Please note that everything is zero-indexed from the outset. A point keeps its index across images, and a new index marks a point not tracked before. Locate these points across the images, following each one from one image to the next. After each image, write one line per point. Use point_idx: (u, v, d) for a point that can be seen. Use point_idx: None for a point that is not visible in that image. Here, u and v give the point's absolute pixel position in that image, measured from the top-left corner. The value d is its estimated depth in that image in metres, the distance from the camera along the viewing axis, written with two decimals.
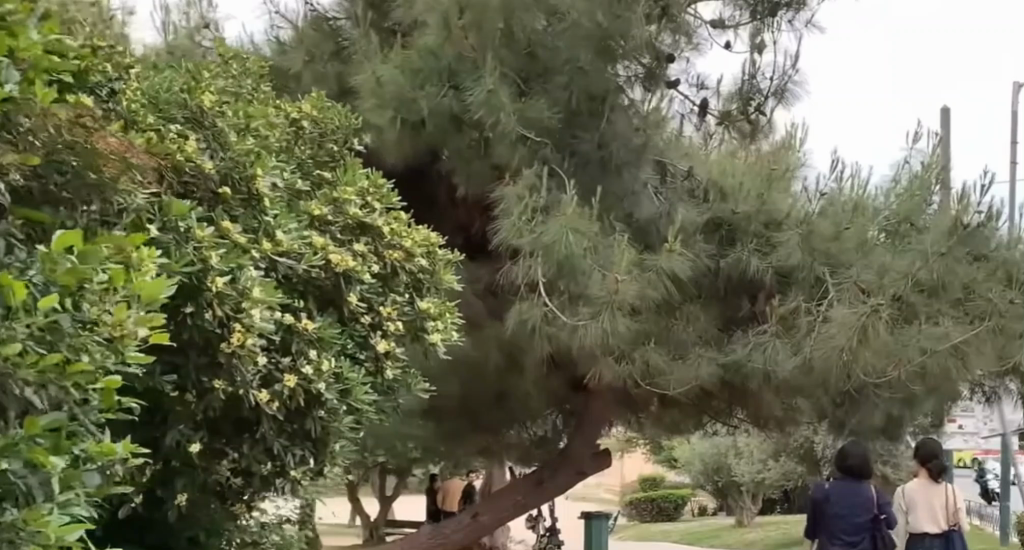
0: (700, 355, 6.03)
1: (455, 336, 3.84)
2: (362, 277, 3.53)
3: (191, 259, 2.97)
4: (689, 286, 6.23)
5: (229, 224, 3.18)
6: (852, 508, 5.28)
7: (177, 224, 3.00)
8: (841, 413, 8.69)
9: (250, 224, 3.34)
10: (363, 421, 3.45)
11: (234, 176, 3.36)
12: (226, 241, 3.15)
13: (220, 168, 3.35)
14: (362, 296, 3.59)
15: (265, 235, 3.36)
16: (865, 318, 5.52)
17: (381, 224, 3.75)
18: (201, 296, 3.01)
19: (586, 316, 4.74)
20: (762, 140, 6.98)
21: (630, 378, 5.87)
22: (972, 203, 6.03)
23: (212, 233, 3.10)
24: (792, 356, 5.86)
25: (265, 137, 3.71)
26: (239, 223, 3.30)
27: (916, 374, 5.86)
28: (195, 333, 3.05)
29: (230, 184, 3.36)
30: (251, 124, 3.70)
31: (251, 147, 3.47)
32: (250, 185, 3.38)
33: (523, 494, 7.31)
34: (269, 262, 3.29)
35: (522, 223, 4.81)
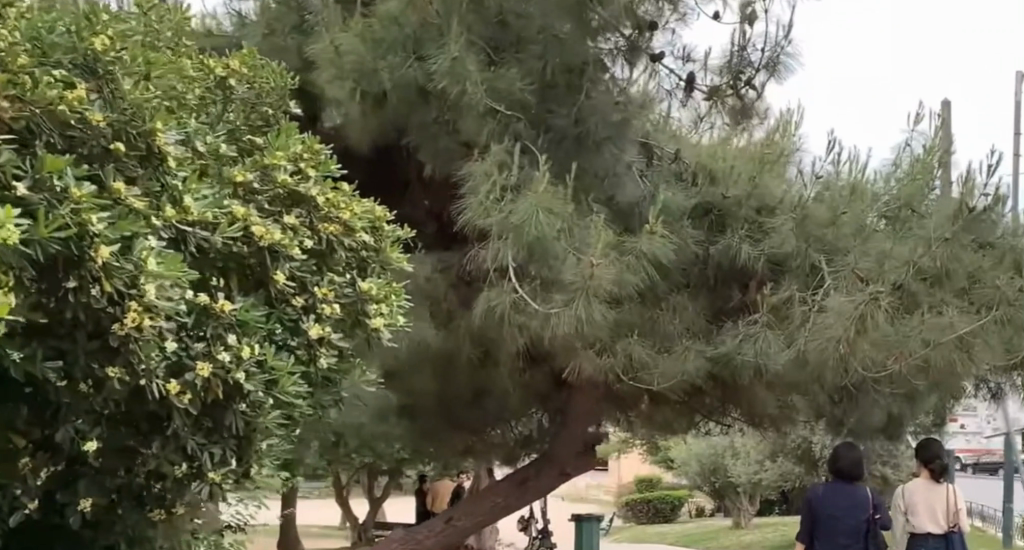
0: (688, 349, 5.61)
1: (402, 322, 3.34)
2: (292, 251, 3.06)
3: (66, 223, 2.47)
4: (673, 274, 5.86)
5: (121, 184, 2.68)
6: (846, 508, 5.04)
7: (51, 183, 2.49)
8: (839, 411, 8.29)
9: (152, 186, 2.84)
10: (293, 417, 3.08)
11: (130, 131, 2.83)
12: (117, 205, 2.66)
13: (113, 121, 2.81)
14: (293, 275, 3.10)
15: (170, 201, 2.86)
16: (864, 307, 5.14)
17: (318, 193, 3.24)
18: (85, 269, 2.53)
19: (557, 304, 4.32)
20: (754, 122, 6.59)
21: (611, 372, 5.48)
22: (978, 188, 5.65)
23: (94, 193, 2.59)
24: (785, 348, 5.45)
25: (178, 88, 3.25)
26: (134, 184, 2.79)
27: (919, 368, 5.42)
28: (80, 311, 2.59)
29: (125, 140, 2.83)
30: (159, 73, 3.18)
31: (155, 98, 2.96)
32: (149, 140, 2.86)
33: (503, 495, 6.92)
34: (174, 231, 2.79)
35: (489, 202, 4.43)
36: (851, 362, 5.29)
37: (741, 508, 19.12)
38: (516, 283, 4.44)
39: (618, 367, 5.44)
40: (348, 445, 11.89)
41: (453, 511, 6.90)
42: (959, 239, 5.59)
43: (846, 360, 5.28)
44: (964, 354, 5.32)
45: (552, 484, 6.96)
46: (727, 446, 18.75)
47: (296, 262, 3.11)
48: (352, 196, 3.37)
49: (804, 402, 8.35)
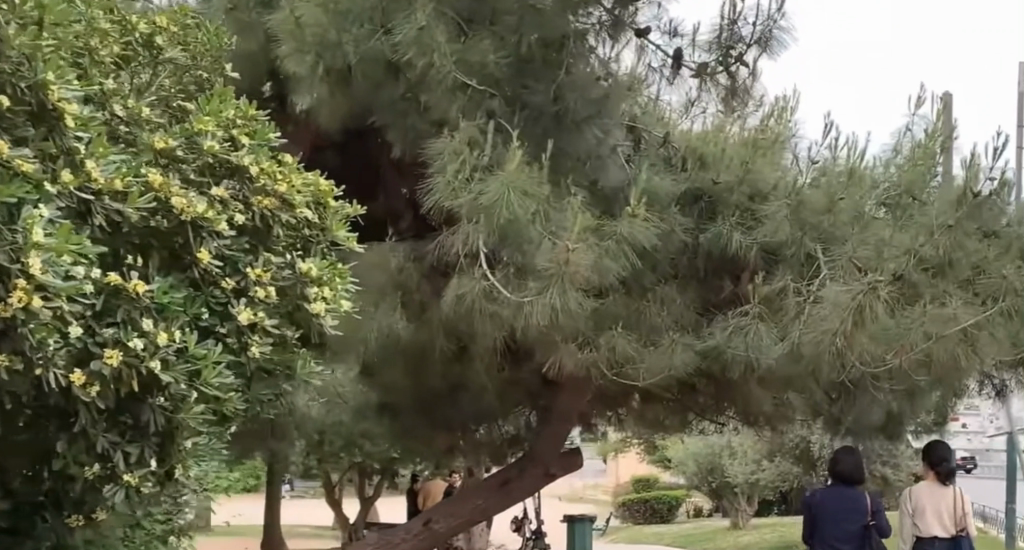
0: (676, 342, 5.26)
1: (344, 306, 3.35)
2: (218, 228, 3.04)
3: None
4: (658, 262, 5.53)
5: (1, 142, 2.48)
6: (843, 509, 5.14)
7: None
8: (837, 407, 7.97)
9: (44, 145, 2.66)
10: (227, 415, 2.94)
11: (17, 84, 2.64)
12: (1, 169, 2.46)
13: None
14: (222, 252, 3.10)
15: (71, 165, 2.77)
16: (862, 299, 4.81)
17: (252, 163, 3.22)
18: None
19: (531, 293, 4.01)
20: (745, 103, 6.30)
21: (594, 367, 5.16)
22: (982, 173, 5.21)
23: None
24: (778, 341, 5.13)
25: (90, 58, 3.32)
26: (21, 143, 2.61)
27: (920, 362, 5.09)
28: None
29: (11, 95, 2.65)
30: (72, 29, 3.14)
31: (55, 55, 2.82)
32: (41, 95, 2.67)
33: (485, 497, 6.60)
34: (69, 200, 2.67)
35: (458, 182, 4.09)
36: (848, 356, 4.96)
37: (739, 509, 18.80)
38: (488, 269, 4.13)
39: (601, 362, 5.12)
40: (334, 445, 11.58)
41: (434, 512, 6.59)
42: (963, 227, 5.21)
43: (842, 356, 4.98)
44: (970, 347, 4.98)
45: (535, 485, 6.65)
46: (725, 444, 18.43)
47: (224, 238, 3.12)
48: (287, 168, 3.40)
49: (801, 399, 8.03)
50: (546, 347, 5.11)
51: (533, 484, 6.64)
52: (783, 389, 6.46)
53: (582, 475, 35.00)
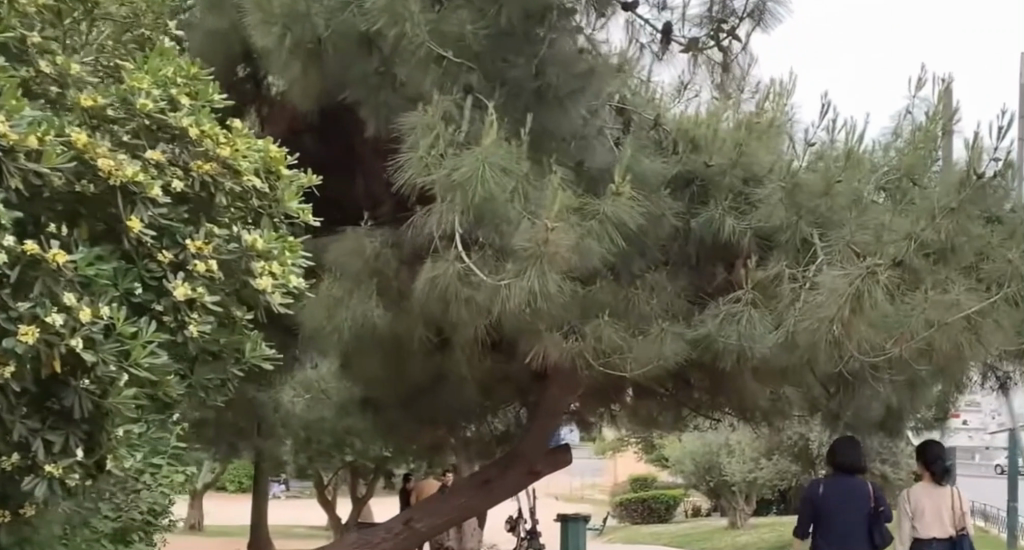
0: (666, 332, 5.00)
1: (287, 280, 3.50)
2: (152, 195, 3.14)
3: None
4: (644, 246, 5.30)
5: None
6: (850, 501, 5.13)
7: None
8: (835, 402, 7.73)
9: None
10: (157, 397, 3.11)
11: None
12: None
13: None
14: (155, 222, 3.19)
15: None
16: (861, 285, 4.51)
17: (187, 123, 3.36)
18: None
19: (509, 276, 3.78)
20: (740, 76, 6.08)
21: (579, 357, 4.92)
22: (987, 154, 4.96)
23: None
24: (772, 330, 4.89)
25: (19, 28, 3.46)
26: None
27: (921, 352, 4.84)
28: None
29: None
30: None
31: None
32: None
33: (470, 495, 6.36)
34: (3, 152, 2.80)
35: (431, 157, 3.85)
36: (845, 346, 4.70)
37: (737, 508, 18.56)
38: (463, 251, 3.89)
39: (587, 351, 4.87)
40: (322, 443, 11.35)
41: (419, 510, 6.34)
42: (969, 210, 4.97)
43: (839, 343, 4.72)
44: (973, 335, 4.76)
45: (522, 482, 6.41)
46: (723, 442, 18.19)
47: (159, 207, 3.21)
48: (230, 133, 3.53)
49: (798, 393, 7.80)
50: (529, 337, 4.87)
51: (520, 483, 6.40)
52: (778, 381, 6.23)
53: (580, 475, 34.75)
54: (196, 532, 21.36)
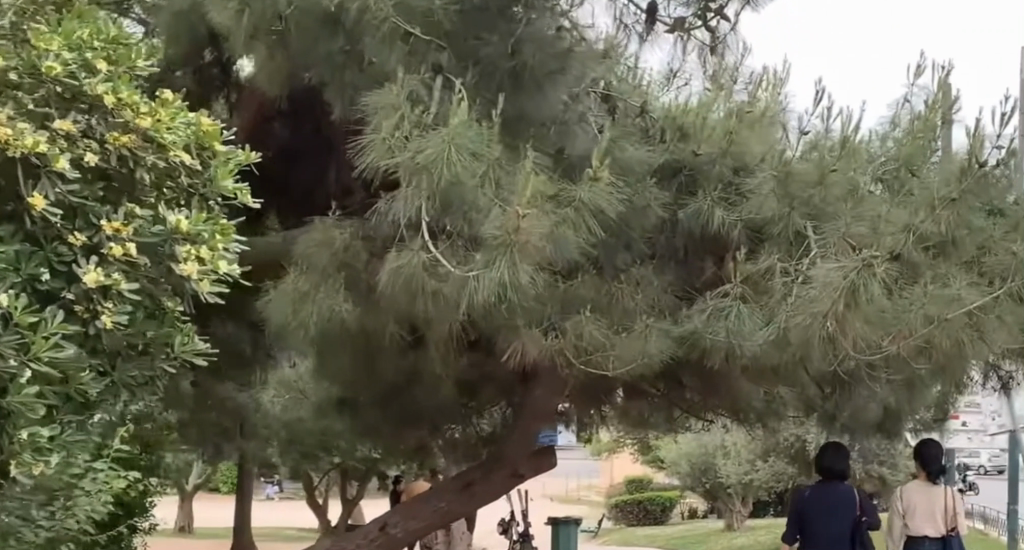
0: (651, 329, 4.74)
1: (223, 264, 3.27)
2: (57, 164, 2.95)
3: None
4: (628, 237, 5.03)
5: None
6: (839, 507, 5.26)
7: None
8: (830, 401, 7.48)
9: None
10: (70, 389, 2.90)
11: None
12: None
13: None
14: (63, 199, 3.01)
15: None
16: (856, 278, 4.24)
17: (99, 91, 3.12)
18: None
19: (477, 267, 3.52)
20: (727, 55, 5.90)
21: (559, 355, 4.67)
22: (989, 142, 4.70)
23: None
24: (762, 327, 4.62)
25: None
26: None
27: (920, 349, 4.57)
28: None
29: None
30: None
31: None
32: None
33: (450, 499, 6.10)
34: None
35: (395, 139, 3.59)
36: (839, 343, 4.43)
37: (733, 510, 18.30)
38: (430, 241, 3.63)
39: (568, 348, 4.61)
40: (306, 445, 11.08)
41: (397, 515, 6.08)
42: (970, 200, 4.71)
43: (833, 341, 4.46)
44: (974, 331, 4.51)
45: (504, 487, 6.15)
46: (719, 443, 17.94)
47: (68, 185, 3.03)
48: (157, 103, 3.31)
49: (792, 392, 7.54)
50: (506, 333, 4.62)
51: (502, 487, 6.15)
52: (772, 379, 5.98)
53: (577, 476, 34.49)
54: (185, 535, 21.09)
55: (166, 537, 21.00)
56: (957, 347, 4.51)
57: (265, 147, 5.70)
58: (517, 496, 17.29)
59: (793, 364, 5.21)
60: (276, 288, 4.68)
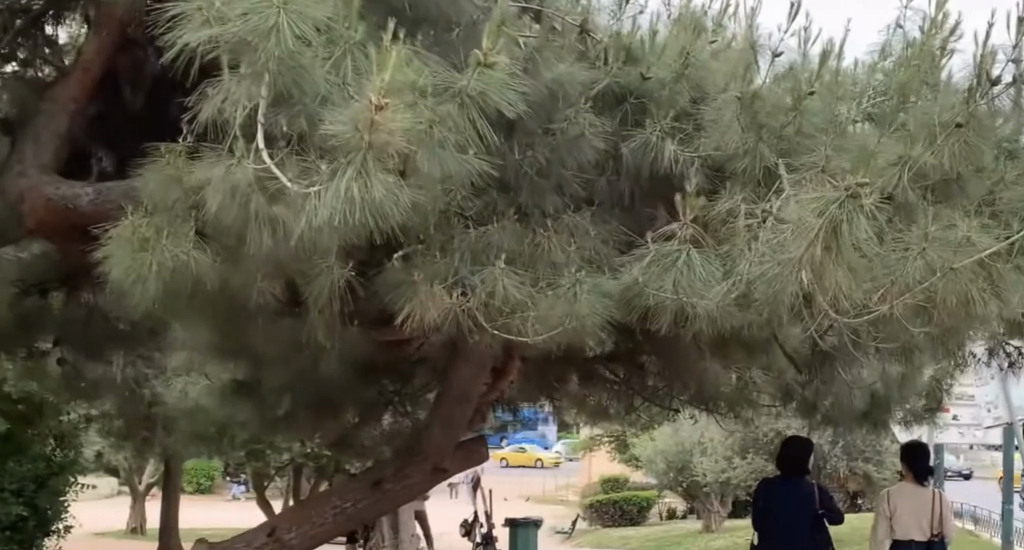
0: (582, 285, 3.74)
1: None
2: None
3: None
4: (556, 170, 4.11)
5: None
6: (791, 498, 4.98)
7: None
8: (809, 386, 6.53)
9: None
10: None
11: None
12: None
13: None
14: None
15: None
16: (836, 213, 3.28)
17: None
18: None
19: (320, 181, 2.62)
20: None
21: (466, 322, 3.73)
22: (1000, 55, 3.79)
23: None
24: (720, 280, 3.67)
25: None
26: None
27: (916, 309, 3.63)
28: None
29: None
30: None
31: None
32: None
33: (359, 496, 5.14)
34: None
35: (216, 9, 2.68)
36: (816, 297, 3.50)
37: (711, 510, 17.29)
38: (266, 152, 2.73)
39: (477, 308, 3.69)
40: (238, 440, 10.06)
41: (295, 516, 5.11)
42: (981, 128, 3.79)
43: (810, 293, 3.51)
44: (987, 285, 3.58)
45: (420, 484, 5.21)
46: (697, 439, 16.92)
47: None
48: None
49: (766, 373, 6.60)
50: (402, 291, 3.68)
51: (420, 484, 5.21)
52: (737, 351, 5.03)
53: (554, 476, 33.43)
54: (137, 536, 20.05)
55: (115, 538, 19.94)
56: (963, 308, 3.59)
57: (138, 81, 4.80)
58: (482, 497, 16.28)
59: (760, 334, 4.28)
60: (114, 231, 3.77)
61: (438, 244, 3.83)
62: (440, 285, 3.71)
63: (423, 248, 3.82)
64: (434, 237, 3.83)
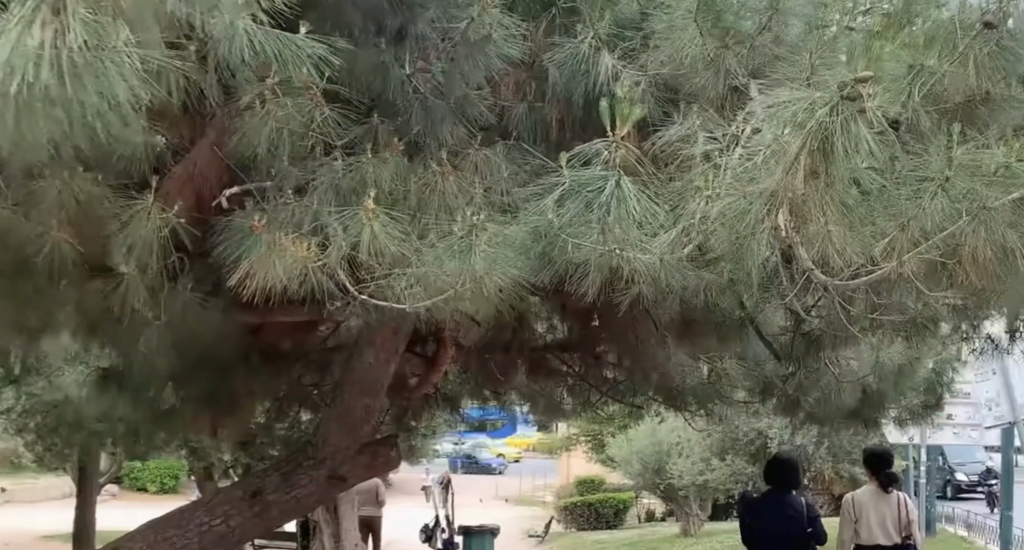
0: (480, 233, 2.73)
1: None
2: None
3: None
4: (458, 86, 3.13)
5: None
6: (777, 509, 4.15)
7: None
8: (789, 378, 5.54)
9: None
10: None
11: None
12: None
13: None
14: None
15: None
16: (824, 118, 2.27)
17: None
18: None
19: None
20: None
21: (332, 286, 2.77)
22: None
23: None
24: (669, 225, 2.70)
25: None
26: None
27: (933, 264, 2.66)
28: None
29: None
30: None
31: None
32: None
33: (231, 512, 4.13)
34: None
35: None
36: (798, 242, 2.52)
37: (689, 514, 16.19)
38: None
39: (340, 262, 2.73)
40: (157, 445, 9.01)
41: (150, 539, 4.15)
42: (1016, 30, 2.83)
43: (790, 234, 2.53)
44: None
45: (315, 497, 4.22)
46: (673, 439, 15.83)
47: None
48: None
49: (739, 362, 5.61)
50: (251, 253, 2.73)
51: (313, 498, 4.22)
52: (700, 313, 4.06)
53: (531, 476, 32.28)
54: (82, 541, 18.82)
55: (59, 543, 18.72)
56: (999, 264, 2.62)
57: None
58: (445, 499, 15.17)
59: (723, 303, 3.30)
60: None
61: (296, 183, 2.95)
62: (292, 235, 2.76)
63: (275, 186, 2.95)
64: (291, 171, 2.94)
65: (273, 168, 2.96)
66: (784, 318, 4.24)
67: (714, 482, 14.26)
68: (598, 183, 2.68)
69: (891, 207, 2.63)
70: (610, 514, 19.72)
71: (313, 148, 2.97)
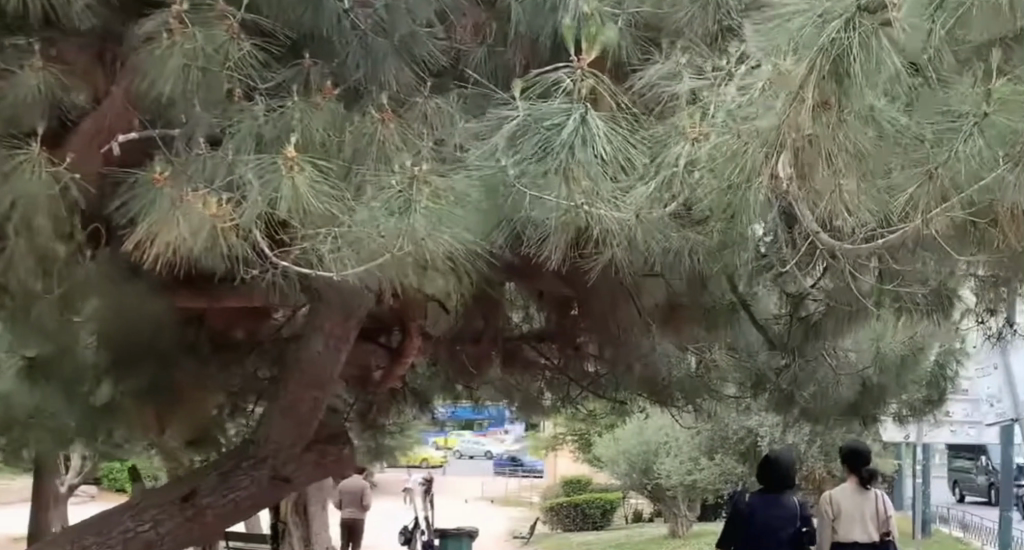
0: (423, 186, 2.28)
1: None
2: None
3: None
4: (404, 23, 2.71)
5: None
6: (768, 512, 3.74)
7: None
8: (783, 371, 5.10)
9: None
10: None
11: None
12: None
13: None
14: None
15: None
16: (840, 35, 1.82)
17: None
18: None
19: None
20: None
21: (247, 248, 2.33)
22: None
23: None
24: (645, 171, 2.26)
25: None
26: None
27: (956, 223, 2.23)
28: None
29: None
30: None
31: None
32: None
33: (161, 517, 3.69)
34: None
35: None
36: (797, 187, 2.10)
37: (678, 515, 15.73)
38: None
39: (259, 226, 2.30)
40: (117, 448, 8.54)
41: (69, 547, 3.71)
42: None
43: (791, 185, 2.10)
44: None
45: (256, 501, 3.77)
46: (661, 438, 15.37)
47: None
48: None
49: (729, 353, 5.17)
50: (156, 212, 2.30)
51: (255, 502, 3.77)
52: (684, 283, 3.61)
53: (518, 476, 31.79)
54: None
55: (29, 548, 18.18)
56: None
57: None
58: (426, 500, 14.70)
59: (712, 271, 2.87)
60: None
61: (208, 131, 2.52)
62: (204, 192, 2.33)
63: (183, 136, 2.53)
64: (203, 118, 2.51)
65: (182, 116, 2.53)
66: (777, 290, 3.80)
67: (702, 482, 13.77)
68: (558, 120, 2.19)
69: (916, 146, 2.18)
70: (597, 514, 19.18)
71: (232, 92, 2.53)
